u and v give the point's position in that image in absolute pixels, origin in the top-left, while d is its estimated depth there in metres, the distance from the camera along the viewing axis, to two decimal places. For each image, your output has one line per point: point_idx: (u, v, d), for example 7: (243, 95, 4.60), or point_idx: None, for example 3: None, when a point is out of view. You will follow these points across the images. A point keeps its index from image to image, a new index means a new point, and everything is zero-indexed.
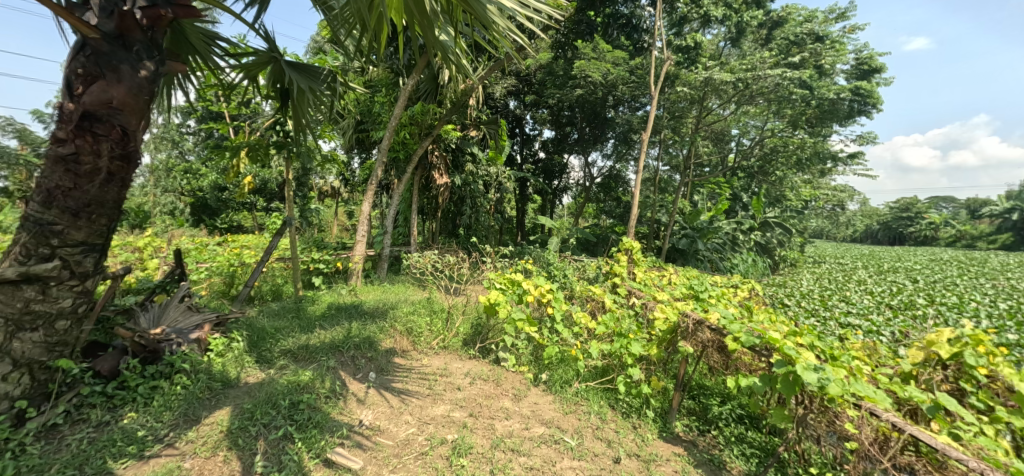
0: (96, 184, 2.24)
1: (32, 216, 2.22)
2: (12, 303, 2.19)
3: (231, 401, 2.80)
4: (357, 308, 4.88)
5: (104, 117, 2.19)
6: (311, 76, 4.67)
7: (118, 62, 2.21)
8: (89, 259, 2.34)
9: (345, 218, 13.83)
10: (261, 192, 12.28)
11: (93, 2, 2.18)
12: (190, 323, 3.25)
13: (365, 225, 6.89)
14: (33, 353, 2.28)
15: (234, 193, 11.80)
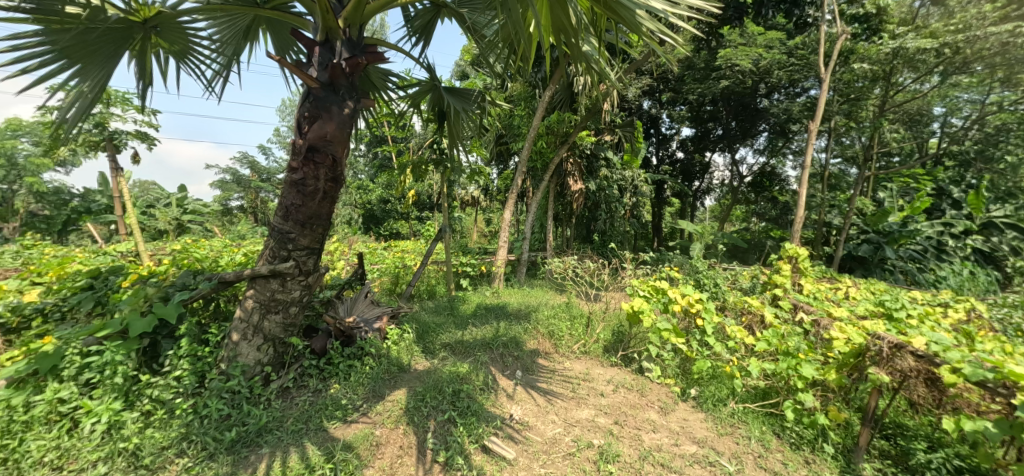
0: (316, 201, 2.82)
1: (276, 227, 2.88)
2: (264, 292, 2.88)
3: (406, 384, 3.23)
4: (503, 309, 5.21)
5: (321, 148, 2.75)
6: (464, 98, 5.15)
7: (331, 104, 2.77)
8: (311, 259, 2.95)
9: (484, 225, 14.79)
10: (416, 203, 13.84)
11: (315, 59, 2.78)
12: (373, 314, 3.85)
13: (507, 231, 7.31)
14: (276, 331, 2.94)
15: (395, 205, 13.52)
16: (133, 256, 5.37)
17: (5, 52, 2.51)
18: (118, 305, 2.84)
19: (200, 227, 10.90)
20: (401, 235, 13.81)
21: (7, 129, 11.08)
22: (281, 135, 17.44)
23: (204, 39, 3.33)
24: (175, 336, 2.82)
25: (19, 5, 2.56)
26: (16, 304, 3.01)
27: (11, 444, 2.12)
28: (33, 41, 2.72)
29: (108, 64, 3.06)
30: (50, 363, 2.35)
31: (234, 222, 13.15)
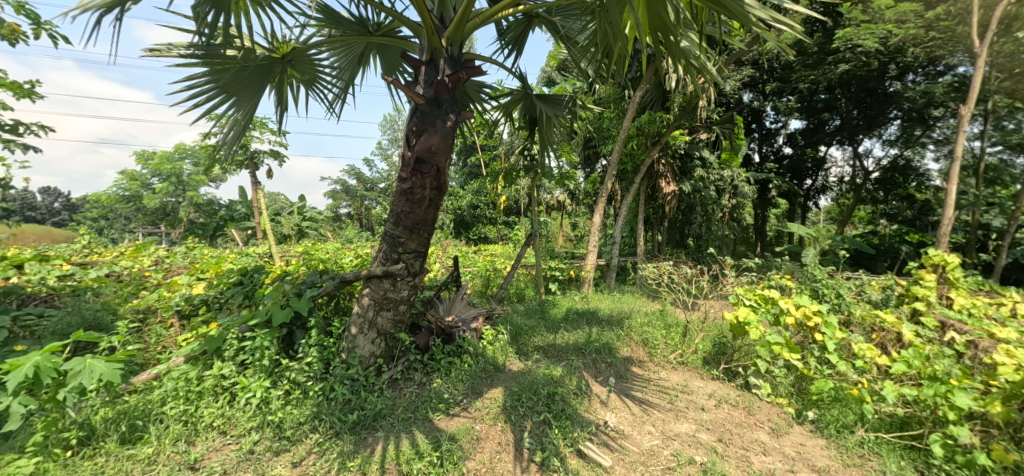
0: (423, 208, 3.05)
1: (388, 232, 3.16)
2: (378, 291, 3.16)
3: (502, 383, 3.34)
4: (594, 315, 5.14)
5: (427, 160, 2.96)
6: (555, 104, 5.20)
7: (436, 118, 2.97)
8: (417, 261, 3.19)
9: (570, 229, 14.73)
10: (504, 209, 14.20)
11: (422, 78, 3.01)
12: (469, 314, 4.03)
13: (596, 235, 7.21)
14: (388, 327, 3.22)
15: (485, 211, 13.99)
16: (267, 257, 6.20)
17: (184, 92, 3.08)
18: (262, 298, 3.31)
19: (316, 232, 12.21)
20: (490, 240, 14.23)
21: (175, 152, 13.41)
22: (383, 148, 18.93)
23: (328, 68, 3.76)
24: (305, 327, 3.23)
25: (193, 52, 3.11)
26: (188, 295, 3.65)
27: (190, 409, 2.53)
28: (203, 81, 3.29)
29: (256, 95, 3.58)
30: (215, 345, 2.83)
31: (343, 228, 14.53)
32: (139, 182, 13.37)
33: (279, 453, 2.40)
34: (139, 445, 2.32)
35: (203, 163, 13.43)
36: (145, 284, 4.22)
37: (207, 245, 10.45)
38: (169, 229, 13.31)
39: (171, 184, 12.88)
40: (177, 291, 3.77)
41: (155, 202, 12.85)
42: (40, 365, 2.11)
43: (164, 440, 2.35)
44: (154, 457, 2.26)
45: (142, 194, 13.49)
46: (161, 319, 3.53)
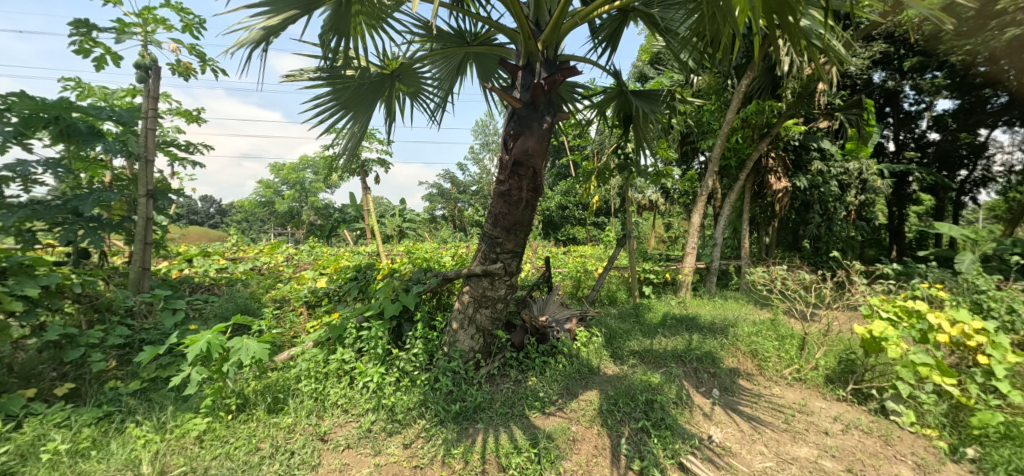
0: (520, 209, 3.13)
1: (487, 233, 3.29)
2: (478, 289, 3.30)
3: (598, 386, 3.29)
4: (694, 321, 4.84)
5: (524, 162, 3.03)
6: (652, 99, 4.95)
7: (532, 121, 3.03)
8: (514, 262, 3.28)
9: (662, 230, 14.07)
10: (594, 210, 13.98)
11: (519, 83, 3.09)
12: (563, 315, 4.02)
13: (696, 236, 6.79)
14: (486, 324, 3.34)
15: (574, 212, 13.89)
16: (375, 255, 6.76)
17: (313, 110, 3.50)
18: (375, 293, 3.62)
19: (415, 232, 13.01)
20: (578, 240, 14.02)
21: (300, 163, 15.15)
22: (475, 152, 19.64)
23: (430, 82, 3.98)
24: (412, 320, 3.48)
25: (319, 75, 3.51)
26: (313, 288, 4.11)
27: (319, 387, 2.85)
28: (327, 99, 3.70)
29: (370, 108, 3.94)
30: (338, 332, 3.16)
31: (439, 229, 15.34)
32: (272, 189, 15.33)
33: (392, 434, 2.61)
34: (280, 415, 2.66)
35: (321, 172, 15.03)
36: (279, 277, 4.85)
37: (325, 244, 11.67)
38: (293, 230, 15.08)
39: (296, 191, 14.60)
40: (304, 284, 4.26)
41: (284, 206, 14.66)
42: (211, 341, 2.51)
43: (300, 413, 2.67)
44: (292, 426, 2.58)
45: (274, 199, 15.46)
46: (292, 308, 4.02)
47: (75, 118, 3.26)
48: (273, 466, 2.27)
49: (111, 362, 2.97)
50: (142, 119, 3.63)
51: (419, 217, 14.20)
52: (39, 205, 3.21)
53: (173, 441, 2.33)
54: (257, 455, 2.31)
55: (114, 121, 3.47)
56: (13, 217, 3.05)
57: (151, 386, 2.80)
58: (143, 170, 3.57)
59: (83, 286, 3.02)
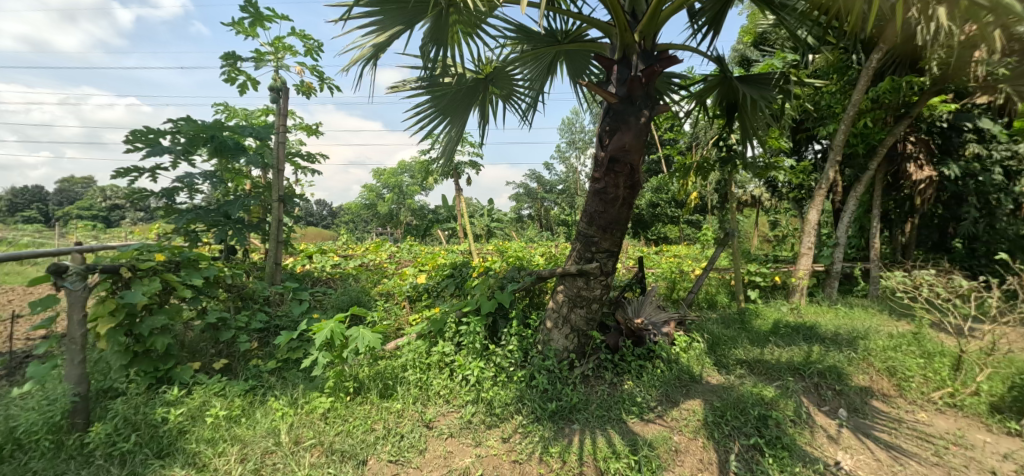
0: (616, 207, 3.05)
1: (582, 232, 3.24)
2: (572, 289, 3.27)
3: (701, 395, 3.09)
4: (812, 331, 4.32)
5: (621, 158, 2.94)
6: (761, 84, 4.41)
7: (628, 116, 2.93)
8: (610, 261, 3.21)
9: (768, 229, 12.85)
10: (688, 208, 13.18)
11: (614, 77, 3.01)
12: (660, 319, 3.83)
13: (813, 235, 6.08)
14: (581, 323, 3.30)
15: (666, 210, 13.23)
16: (467, 254, 7.02)
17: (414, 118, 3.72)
18: (471, 289, 3.76)
19: (503, 231, 13.25)
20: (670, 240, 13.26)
21: (398, 167, 16.21)
22: (561, 150, 19.51)
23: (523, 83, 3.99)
24: (507, 317, 3.57)
25: (419, 84, 3.73)
26: (415, 284, 4.38)
27: (423, 377, 3.03)
28: (426, 107, 3.91)
29: (466, 112, 4.08)
30: (438, 326, 3.33)
31: (526, 228, 15.48)
32: (374, 193, 16.52)
33: (492, 427, 2.70)
34: (390, 400, 2.88)
35: (417, 175, 15.92)
36: (384, 274, 5.25)
37: (419, 243, 12.35)
38: (392, 230, 16.15)
39: (395, 194, 15.59)
40: (407, 280, 4.56)
41: (384, 208, 15.78)
42: (333, 330, 2.80)
43: (408, 399, 2.86)
44: (402, 411, 2.77)
45: (376, 202, 16.67)
46: (396, 301, 4.32)
47: (225, 136, 3.82)
48: (386, 447, 2.46)
49: (254, 343, 3.44)
50: (274, 133, 4.15)
51: (506, 217, 14.43)
52: (200, 209, 3.84)
53: (304, 416, 2.64)
54: (372, 435, 2.52)
55: (253, 136, 4.02)
56: (181, 220, 3.72)
57: (284, 366, 3.20)
58: (275, 178, 4.06)
59: (233, 278, 3.53)
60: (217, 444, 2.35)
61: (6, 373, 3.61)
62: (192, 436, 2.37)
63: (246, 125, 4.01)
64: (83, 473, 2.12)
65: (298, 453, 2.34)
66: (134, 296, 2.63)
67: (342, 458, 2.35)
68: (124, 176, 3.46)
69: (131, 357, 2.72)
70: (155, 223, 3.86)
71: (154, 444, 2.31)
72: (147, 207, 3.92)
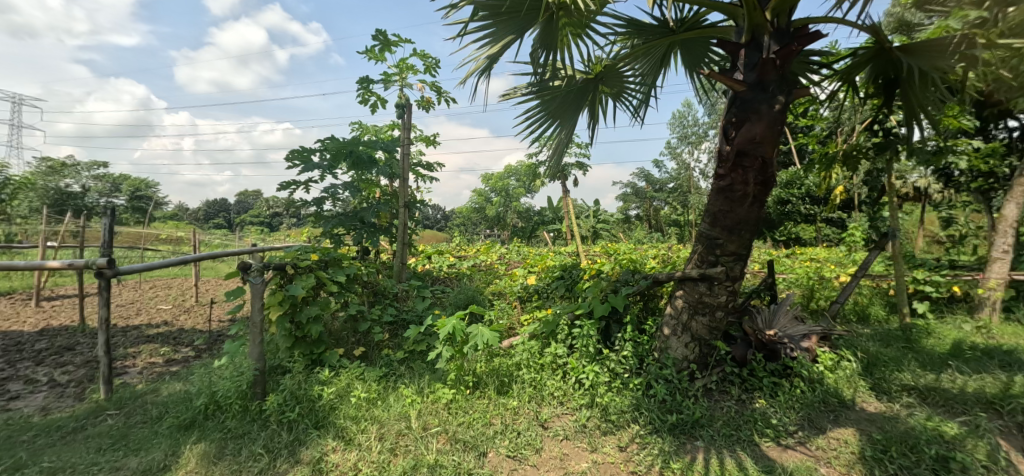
0: (745, 206, 2.78)
1: (704, 233, 3.02)
2: (693, 294, 3.06)
3: (854, 424, 2.69)
4: (1011, 357, 3.48)
5: (750, 151, 2.67)
6: (934, 53, 3.55)
7: (759, 103, 2.65)
8: (737, 266, 2.94)
9: (937, 228, 10.69)
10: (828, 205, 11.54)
11: (741, 63, 2.74)
12: (798, 332, 3.39)
13: (1009, 237, 4.91)
14: (703, 332, 3.06)
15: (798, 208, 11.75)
16: (575, 256, 6.96)
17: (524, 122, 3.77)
18: (583, 292, 3.72)
19: (610, 233, 12.89)
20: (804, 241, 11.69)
21: (504, 172, 16.67)
22: (672, 146, 18.37)
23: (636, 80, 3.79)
24: (621, 322, 3.45)
25: (529, 89, 3.80)
26: (525, 285, 4.47)
27: (538, 377, 3.08)
28: (535, 112, 3.97)
29: (576, 114, 4.04)
30: (551, 327, 3.37)
31: (634, 229, 14.88)
32: (483, 197, 17.01)
33: (607, 434, 2.65)
34: (507, 397, 2.98)
35: (523, 178, 16.18)
36: (496, 274, 5.44)
37: (525, 245, 12.55)
38: (500, 232, 16.61)
39: (502, 197, 15.98)
40: (518, 281, 4.67)
41: (492, 211, 16.33)
42: (455, 326, 2.98)
43: (523, 398, 2.94)
44: (518, 409, 2.86)
45: (484, 206, 17.07)
46: (507, 302, 4.44)
47: (361, 150, 4.32)
48: (504, 442, 2.55)
49: (385, 334, 3.81)
50: (400, 146, 4.58)
51: (613, 217, 14.00)
52: (343, 215, 4.38)
53: (430, 404, 2.85)
54: (491, 429, 2.64)
55: (383, 149, 4.47)
56: (328, 225, 4.28)
57: (411, 356, 3.49)
58: (401, 186, 4.47)
59: (369, 275, 3.95)
60: (360, 422, 2.65)
61: (206, 348, 4.48)
62: (340, 412, 2.71)
63: (377, 140, 4.49)
64: (263, 434, 2.54)
65: (426, 438, 2.53)
66: (296, 289, 3.12)
67: (464, 448, 2.48)
68: (286, 189, 4.09)
69: (293, 340, 3.20)
70: (307, 229, 4.49)
71: (313, 416, 2.69)
72: (301, 214, 4.56)
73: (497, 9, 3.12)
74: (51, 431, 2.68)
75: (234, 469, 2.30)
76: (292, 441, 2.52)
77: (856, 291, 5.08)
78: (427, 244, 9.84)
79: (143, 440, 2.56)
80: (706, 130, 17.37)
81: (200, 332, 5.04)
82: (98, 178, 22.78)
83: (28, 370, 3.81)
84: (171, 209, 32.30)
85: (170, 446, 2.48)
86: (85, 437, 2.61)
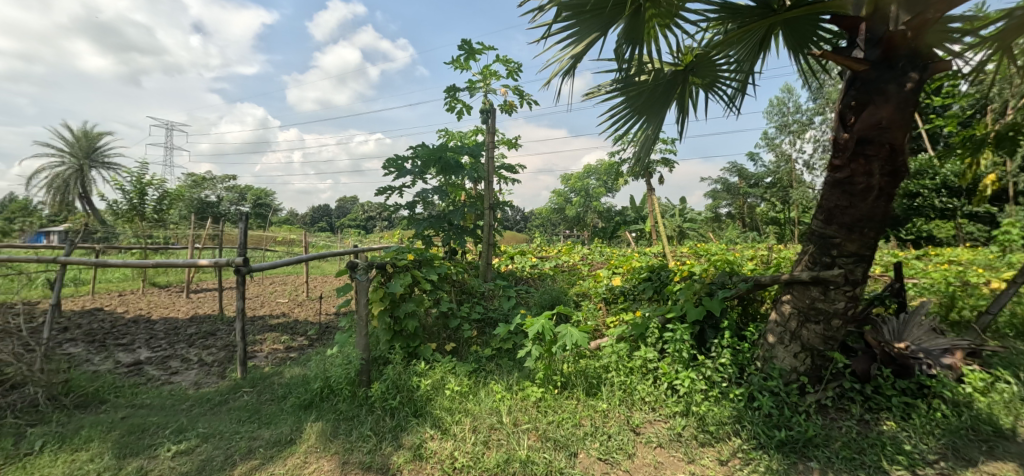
0: (868, 201, 2.47)
1: (817, 231, 2.74)
2: (803, 299, 2.78)
3: (1015, 459, 2.27)
4: None
5: (874, 138, 2.38)
6: None
7: (885, 83, 2.35)
8: (859, 268, 2.62)
9: None
10: (970, 198, 9.86)
11: (861, 39, 2.44)
12: (937, 346, 2.91)
13: None
14: (815, 342, 2.78)
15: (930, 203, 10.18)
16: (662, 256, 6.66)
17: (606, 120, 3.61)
18: (674, 294, 3.54)
19: (698, 232, 12.15)
20: (938, 241, 10.07)
21: (584, 171, 16.42)
22: (769, 137, 16.81)
23: (730, 71, 3.44)
24: (717, 327, 3.22)
25: (613, 86, 3.63)
26: (610, 286, 4.36)
27: (627, 381, 3.00)
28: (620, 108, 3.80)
29: (663, 109, 3.78)
30: (641, 330, 3.25)
31: (727, 228, 13.89)
32: (562, 197, 16.83)
33: (705, 446, 2.51)
34: (596, 399, 2.94)
35: (604, 177, 15.80)
36: (580, 275, 5.37)
37: (607, 245, 12.27)
38: (580, 232, 16.38)
39: (582, 197, 15.77)
40: (602, 282, 4.57)
41: (572, 211, 16.18)
42: (543, 325, 3.00)
43: (613, 401, 2.88)
44: (607, 412, 2.81)
45: (564, 206, 16.93)
46: (593, 303, 4.36)
47: (449, 155, 4.52)
48: (595, 444, 2.52)
49: (474, 331, 3.94)
50: (485, 150, 4.72)
51: (703, 216, 13.18)
52: (433, 217, 4.61)
53: (519, 401, 2.91)
54: (580, 430, 2.62)
55: (469, 154, 4.64)
56: (420, 227, 4.53)
57: (499, 353, 3.58)
58: (487, 189, 4.60)
59: (458, 274, 4.12)
60: (454, 413, 2.77)
61: (317, 338, 4.97)
62: (435, 403, 2.86)
63: (463, 145, 4.67)
64: (370, 418, 2.77)
65: (517, 434, 2.58)
66: (396, 286, 3.35)
67: (556, 446, 2.49)
68: (383, 194, 4.41)
69: (392, 333, 3.43)
70: (400, 231, 4.78)
71: (412, 405, 2.87)
72: (395, 217, 4.87)
73: (581, 8, 3.07)
74: (203, 402, 3.16)
75: (347, 448, 2.53)
76: (395, 426, 2.71)
77: (1014, 300, 4.27)
78: (508, 244, 9.99)
79: (273, 415, 2.92)
80: (810, 118, 15.68)
81: (311, 323, 5.61)
82: (229, 188, 26.32)
83: (183, 350, 4.52)
84: (284, 214, 36.26)
85: (295, 422, 2.79)
86: (228, 409, 3.04)
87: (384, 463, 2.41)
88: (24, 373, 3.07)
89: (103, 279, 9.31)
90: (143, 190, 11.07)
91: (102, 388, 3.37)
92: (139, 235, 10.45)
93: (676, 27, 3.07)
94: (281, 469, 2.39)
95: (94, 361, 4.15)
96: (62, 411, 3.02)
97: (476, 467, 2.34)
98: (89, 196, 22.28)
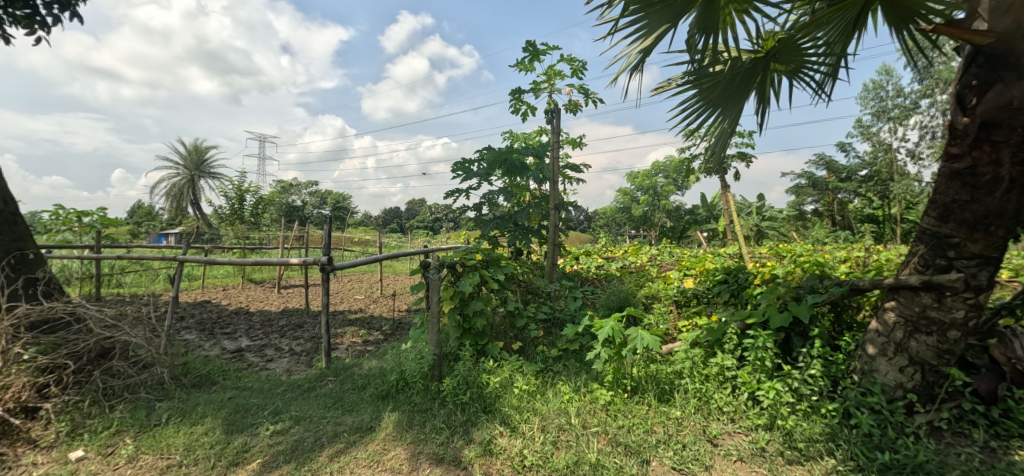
0: (997, 195, 2.16)
1: (929, 230, 2.44)
2: (912, 307, 2.48)
3: None
4: None
5: (1005, 121, 2.05)
6: None
7: (1019, 57, 2.02)
8: (983, 273, 2.30)
9: None
10: None
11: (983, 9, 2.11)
12: None
13: None
14: (926, 355, 2.46)
15: None
16: (738, 257, 6.25)
17: (678, 114, 3.42)
18: (755, 297, 3.30)
19: (779, 232, 11.24)
20: None
21: (652, 169, 15.78)
22: (864, 125, 15.14)
23: (817, 55, 3.12)
24: (806, 334, 2.95)
25: (685, 78, 3.42)
26: (682, 288, 4.17)
27: (702, 388, 2.85)
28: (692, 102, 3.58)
29: (741, 101, 3.51)
30: (717, 335, 3.04)
31: (812, 227, 12.75)
32: (628, 196, 16.27)
33: (793, 463, 2.32)
34: (669, 405, 2.82)
35: (674, 174, 15.13)
36: (648, 276, 5.19)
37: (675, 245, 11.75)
38: (647, 232, 15.79)
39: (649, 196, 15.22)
40: (673, 283, 4.36)
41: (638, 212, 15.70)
42: (614, 327, 2.93)
43: (687, 409, 2.76)
44: (682, 419, 2.69)
45: (630, 204, 16.38)
46: (663, 305, 4.18)
47: (514, 157, 4.55)
48: (668, 452, 2.42)
49: (540, 331, 3.93)
50: (550, 150, 4.69)
51: (784, 215, 12.20)
52: (499, 218, 4.67)
53: (588, 403, 2.87)
54: (653, 437, 2.53)
55: (534, 155, 4.64)
56: (488, 228, 4.61)
57: (566, 354, 3.54)
58: (552, 189, 4.58)
59: (524, 274, 4.14)
60: (523, 411, 2.80)
61: (391, 333, 5.24)
62: (504, 401, 2.90)
63: (528, 146, 4.68)
64: (443, 411, 2.87)
65: (586, 436, 2.55)
66: (465, 285, 3.42)
67: (626, 452, 2.43)
68: (451, 197, 4.54)
69: (462, 331, 3.51)
70: (467, 231, 4.89)
71: (482, 401, 2.93)
72: (462, 218, 5.00)
73: (650, 1, 2.95)
74: (294, 388, 3.45)
75: (421, 438, 2.63)
76: (466, 421, 2.78)
77: None
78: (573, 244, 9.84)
79: (354, 403, 3.12)
80: (915, 101, 13.91)
81: (385, 318, 5.91)
82: (311, 193, 28.44)
83: (275, 340, 4.96)
84: (359, 217, 38.46)
85: (374, 411, 2.96)
86: (316, 396, 3.29)
87: (456, 456, 2.48)
88: (153, 355, 3.47)
89: (210, 275, 10.45)
90: (241, 196, 12.30)
91: (213, 371, 3.80)
92: (238, 237, 11.60)
93: (754, 11, 2.86)
94: (363, 454, 2.54)
95: (206, 347, 4.68)
96: (182, 389, 3.44)
97: (546, 467, 2.33)
98: (198, 203, 25.12)
